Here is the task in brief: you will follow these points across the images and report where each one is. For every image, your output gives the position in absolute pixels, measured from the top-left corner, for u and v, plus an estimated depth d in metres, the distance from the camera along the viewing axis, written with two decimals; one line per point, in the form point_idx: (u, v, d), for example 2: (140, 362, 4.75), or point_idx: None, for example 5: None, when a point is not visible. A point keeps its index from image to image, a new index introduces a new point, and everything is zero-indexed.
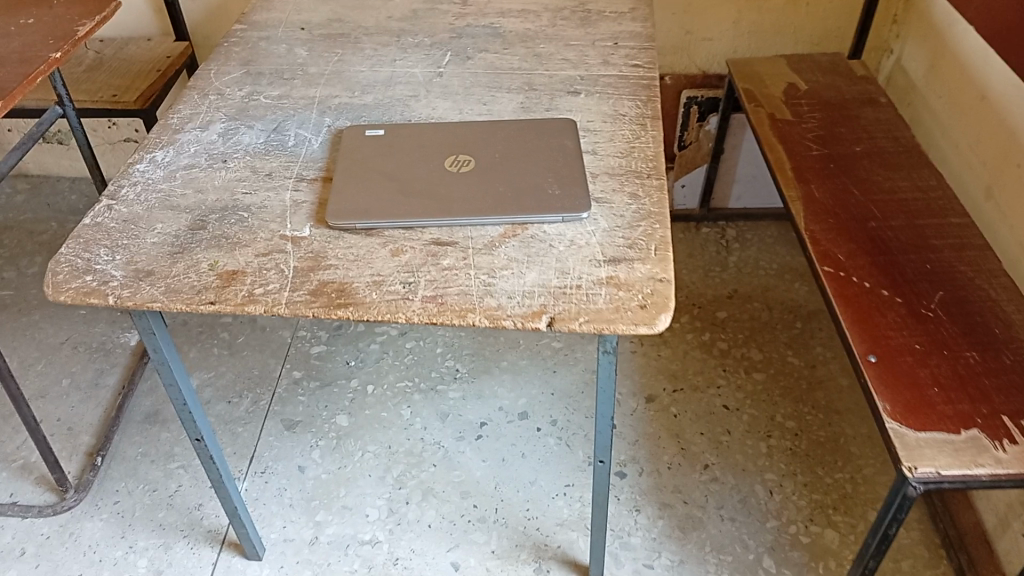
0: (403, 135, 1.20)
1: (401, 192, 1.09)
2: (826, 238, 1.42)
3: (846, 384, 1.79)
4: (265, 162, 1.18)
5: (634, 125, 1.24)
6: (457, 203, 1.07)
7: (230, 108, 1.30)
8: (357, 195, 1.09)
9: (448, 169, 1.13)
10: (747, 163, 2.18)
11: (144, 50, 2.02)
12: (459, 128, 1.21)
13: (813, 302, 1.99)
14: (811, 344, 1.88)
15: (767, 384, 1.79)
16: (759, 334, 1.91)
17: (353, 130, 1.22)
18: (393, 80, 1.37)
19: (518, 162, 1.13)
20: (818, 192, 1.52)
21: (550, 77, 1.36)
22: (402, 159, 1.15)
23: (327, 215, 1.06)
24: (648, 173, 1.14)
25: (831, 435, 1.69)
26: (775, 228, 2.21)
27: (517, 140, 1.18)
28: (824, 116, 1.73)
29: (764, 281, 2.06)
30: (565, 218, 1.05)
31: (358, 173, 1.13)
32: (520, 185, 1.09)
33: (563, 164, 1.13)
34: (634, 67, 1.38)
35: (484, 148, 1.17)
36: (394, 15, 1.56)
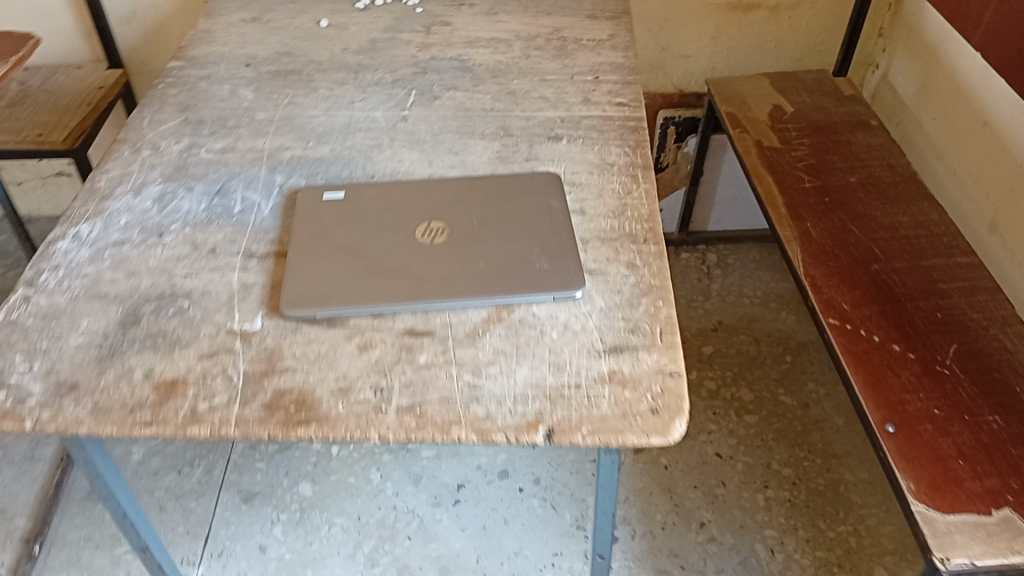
0: (366, 198, 1.05)
1: (367, 270, 0.95)
2: (829, 285, 1.33)
3: (842, 423, 1.73)
4: (208, 235, 1.03)
5: (624, 177, 1.11)
6: (432, 284, 0.93)
7: (166, 166, 1.14)
8: (316, 276, 0.95)
9: (419, 240, 0.99)
10: (726, 185, 2.09)
11: (74, 80, 1.84)
12: (430, 187, 1.08)
13: (802, 332, 1.93)
14: (804, 380, 1.82)
15: (760, 427, 1.73)
16: (749, 371, 1.84)
17: (309, 193, 1.07)
18: (352, 127, 1.22)
19: (499, 229, 1.00)
20: (815, 232, 1.42)
21: (527, 119, 1.22)
22: (366, 229, 1.01)
23: (283, 303, 0.92)
24: (644, 239, 1.01)
25: (831, 482, 1.63)
26: (757, 251, 2.15)
27: (496, 202, 1.05)
28: (813, 142, 1.63)
29: (750, 310, 1.99)
30: (556, 298, 0.92)
31: (316, 248, 0.99)
32: (503, 258, 0.96)
33: (550, 231, 1.00)
34: (619, 105, 1.25)
35: (459, 212, 1.03)
36: (350, 47, 1.41)
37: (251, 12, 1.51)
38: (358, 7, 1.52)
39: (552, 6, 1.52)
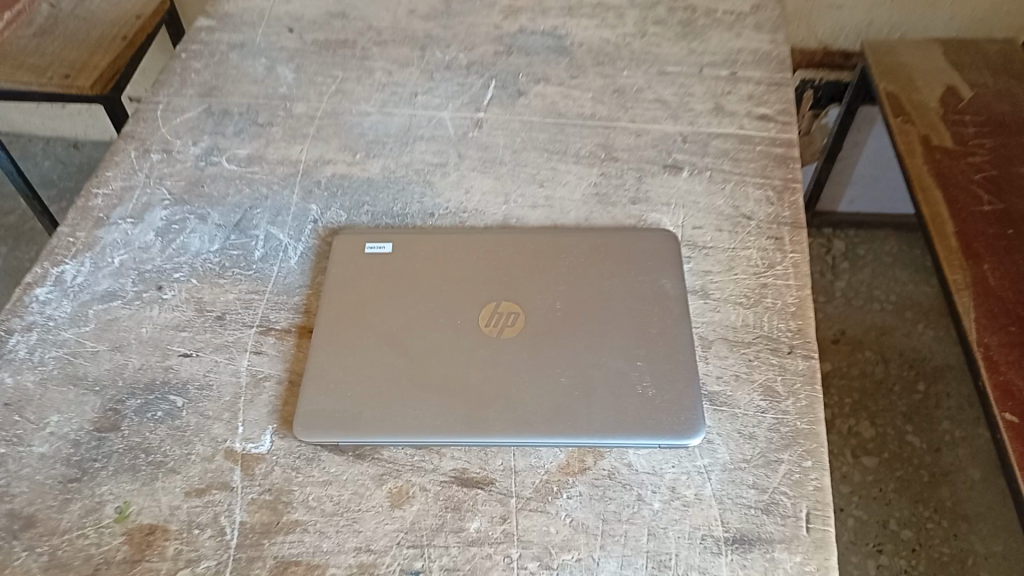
0: (419, 257, 0.80)
1: (411, 376, 0.71)
2: (1009, 361, 1.00)
3: (978, 478, 1.39)
4: (216, 292, 0.81)
5: (763, 240, 0.82)
6: (496, 406, 0.69)
7: (177, 178, 0.92)
8: (343, 378, 0.71)
9: (484, 330, 0.73)
10: (870, 163, 1.68)
11: (110, 4, 1.60)
12: (504, 243, 0.81)
13: (941, 356, 1.56)
14: (936, 418, 1.47)
15: (880, 474, 1.40)
16: (872, 400, 1.49)
17: (348, 240, 0.82)
18: (412, 132, 0.97)
19: (592, 323, 0.74)
20: (994, 280, 1.10)
21: (636, 135, 0.94)
22: (415, 306, 0.76)
23: (299, 419, 0.69)
24: (788, 347, 0.74)
25: (957, 552, 1.31)
26: (894, 243, 1.75)
27: (590, 273, 0.77)
28: (997, 145, 1.26)
29: (880, 319, 1.62)
30: (663, 443, 0.67)
31: (348, 330, 0.74)
32: (594, 372, 0.70)
33: (660, 332, 0.73)
34: (761, 118, 0.95)
35: (541, 288, 0.76)
36: (419, 9, 1.14)
37: None
38: None
39: None
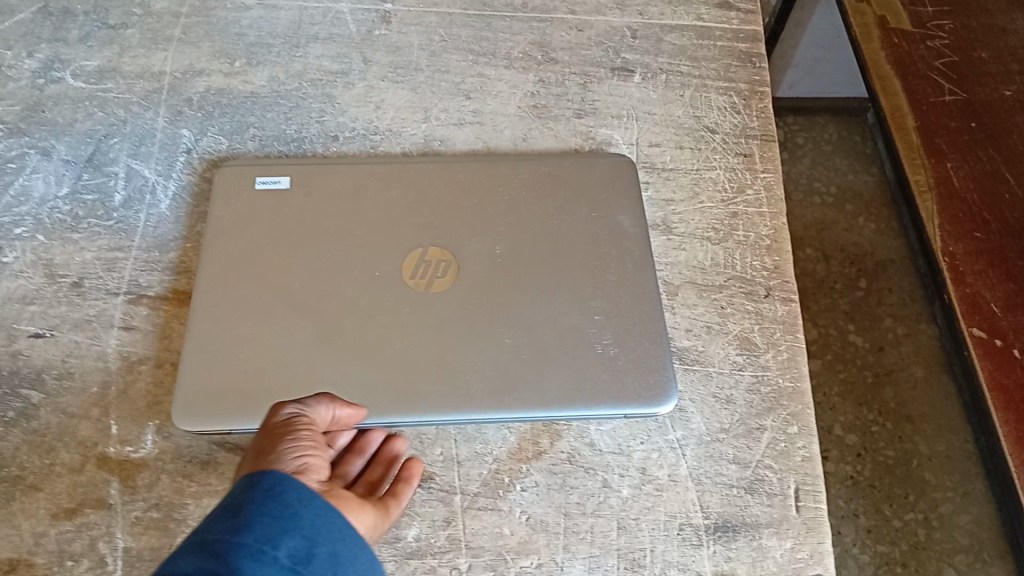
0: (324, 194, 0.64)
1: (322, 346, 0.57)
2: (976, 271, 0.88)
3: (922, 375, 1.18)
4: (71, 250, 0.65)
5: (732, 158, 0.72)
6: (429, 381, 0.56)
7: (10, 103, 0.73)
8: (234, 352, 0.57)
9: (410, 284, 0.60)
10: (814, 40, 1.38)
11: None
12: (428, 173, 0.66)
13: (883, 249, 1.30)
14: (878, 315, 1.23)
15: (821, 377, 1.17)
16: (811, 298, 1.25)
17: (230, 175, 0.65)
18: (306, 27, 0.80)
19: (540, 272, 0.61)
20: (958, 180, 0.96)
21: (577, 30, 0.80)
22: (321, 257, 0.61)
23: (180, 404, 0.56)
24: (765, 290, 0.65)
25: (901, 453, 1.11)
26: (836, 128, 1.45)
27: (534, 210, 0.64)
28: (956, 28, 1.12)
29: (818, 212, 1.34)
30: (629, 414, 0.57)
31: (239, 290, 0.59)
32: (546, 332, 0.58)
33: (619, 280, 0.61)
34: (720, 6, 0.83)
35: (477, 230, 0.63)
36: None
37: None
38: None
39: None
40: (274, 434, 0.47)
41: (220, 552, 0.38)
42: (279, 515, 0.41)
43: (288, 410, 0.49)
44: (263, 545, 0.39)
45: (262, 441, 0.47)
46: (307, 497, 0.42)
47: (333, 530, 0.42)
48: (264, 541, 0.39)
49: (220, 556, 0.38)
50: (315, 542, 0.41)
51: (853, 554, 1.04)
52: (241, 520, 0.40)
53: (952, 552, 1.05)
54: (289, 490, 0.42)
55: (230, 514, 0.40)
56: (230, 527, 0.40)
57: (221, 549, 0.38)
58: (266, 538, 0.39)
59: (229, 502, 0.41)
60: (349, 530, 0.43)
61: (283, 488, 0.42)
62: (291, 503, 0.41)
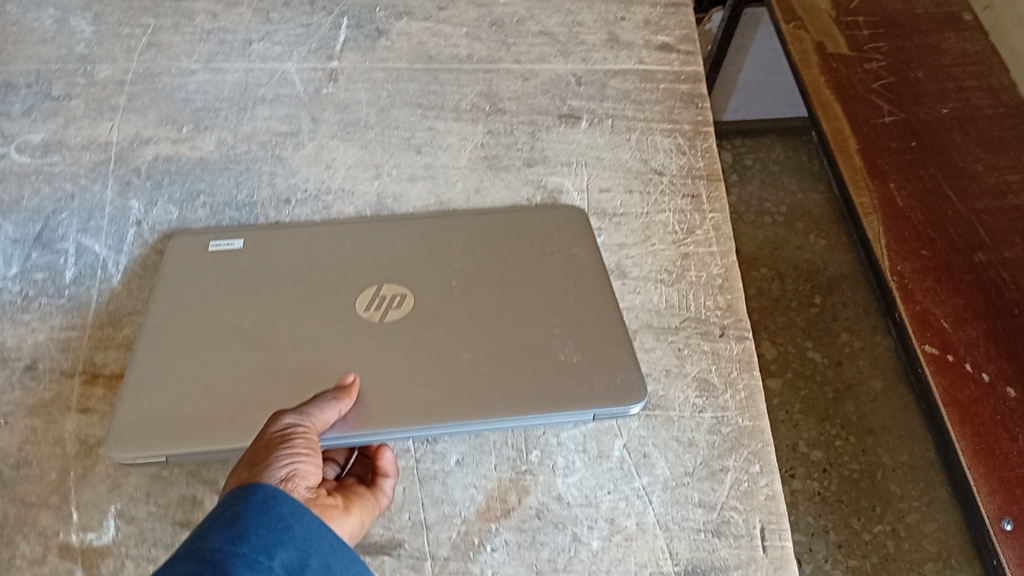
0: (279, 247, 0.65)
1: (277, 378, 0.56)
2: (925, 287, 0.90)
3: (882, 388, 1.20)
4: (22, 332, 0.64)
5: (679, 200, 0.73)
6: (390, 399, 0.55)
7: None
8: (184, 385, 0.56)
9: (367, 316, 0.60)
10: (755, 68, 1.43)
11: None
12: (383, 225, 0.67)
13: (836, 265, 1.33)
14: (836, 330, 1.26)
15: (784, 395, 1.19)
16: (770, 318, 1.27)
17: (185, 241, 0.66)
18: (253, 89, 0.80)
19: (498, 297, 0.61)
20: (902, 200, 0.98)
21: (522, 79, 0.82)
22: (276, 299, 0.61)
23: (116, 433, 0.54)
24: (720, 330, 0.66)
25: (866, 466, 1.13)
26: (782, 149, 1.50)
27: (490, 248, 0.65)
28: (892, 49, 1.16)
29: (771, 232, 1.38)
30: (599, 414, 0.57)
31: (191, 331, 0.59)
32: (505, 344, 0.58)
33: (578, 297, 0.62)
34: (661, 47, 0.85)
35: (434, 267, 0.63)
36: None
37: None
38: None
39: None
40: (266, 441, 0.48)
41: (218, 559, 0.40)
42: (273, 526, 0.43)
43: (286, 420, 0.50)
44: (259, 555, 0.41)
45: (256, 449, 0.48)
46: (299, 511, 0.45)
47: (324, 543, 0.45)
48: (259, 551, 0.42)
49: (219, 563, 0.40)
50: (306, 554, 0.44)
51: (825, 570, 1.05)
52: (237, 529, 0.42)
53: (923, 561, 1.06)
54: (281, 504, 0.44)
55: (227, 522, 0.42)
56: (226, 535, 0.42)
57: (219, 557, 0.40)
58: (262, 548, 0.42)
59: (225, 511, 0.43)
60: (338, 543, 0.46)
61: (276, 500, 0.44)
62: (284, 516, 0.44)
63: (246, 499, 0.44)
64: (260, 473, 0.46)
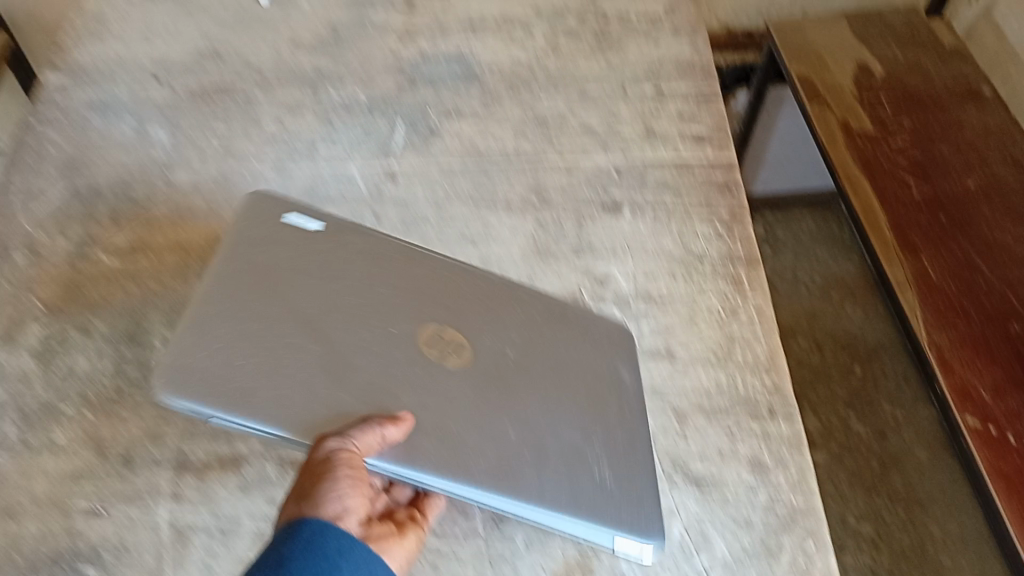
0: (350, 258, 0.69)
1: (327, 376, 0.60)
2: (963, 359, 0.92)
3: (927, 458, 1.21)
4: (116, 424, 0.69)
5: (721, 284, 0.78)
6: (438, 455, 0.58)
7: (49, 284, 0.78)
8: (236, 349, 0.60)
9: (423, 356, 0.63)
10: (782, 143, 1.49)
11: None
12: (451, 266, 0.72)
13: (873, 334, 1.36)
14: (876, 400, 1.28)
15: (829, 467, 1.20)
16: (811, 389, 1.29)
17: (270, 202, 0.72)
18: (319, 189, 0.86)
19: (549, 385, 0.65)
20: (934, 272, 1.02)
21: (568, 173, 0.87)
22: (337, 305, 0.65)
23: (165, 364, 0.58)
24: (767, 409, 0.69)
25: (916, 539, 1.13)
26: (814, 222, 1.54)
27: (549, 331, 0.69)
28: (915, 124, 1.21)
29: (807, 304, 1.41)
30: (622, 539, 0.59)
31: (252, 302, 0.63)
32: (546, 435, 0.61)
33: (619, 422, 0.65)
34: (697, 139, 0.90)
35: (496, 332, 0.67)
36: (303, 40, 1.02)
37: None
38: None
39: None
40: (315, 470, 0.52)
41: None
42: (319, 568, 0.48)
43: (331, 444, 0.54)
44: None
45: (305, 478, 0.53)
46: (343, 547, 0.50)
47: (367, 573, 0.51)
48: None
49: None
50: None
51: None
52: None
53: None
54: (327, 542, 0.50)
55: (276, 567, 0.48)
56: None
57: None
58: None
59: (275, 553, 0.49)
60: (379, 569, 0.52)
61: (321, 537, 0.50)
62: (329, 556, 0.49)
63: (293, 539, 0.49)
64: (306, 511, 0.51)
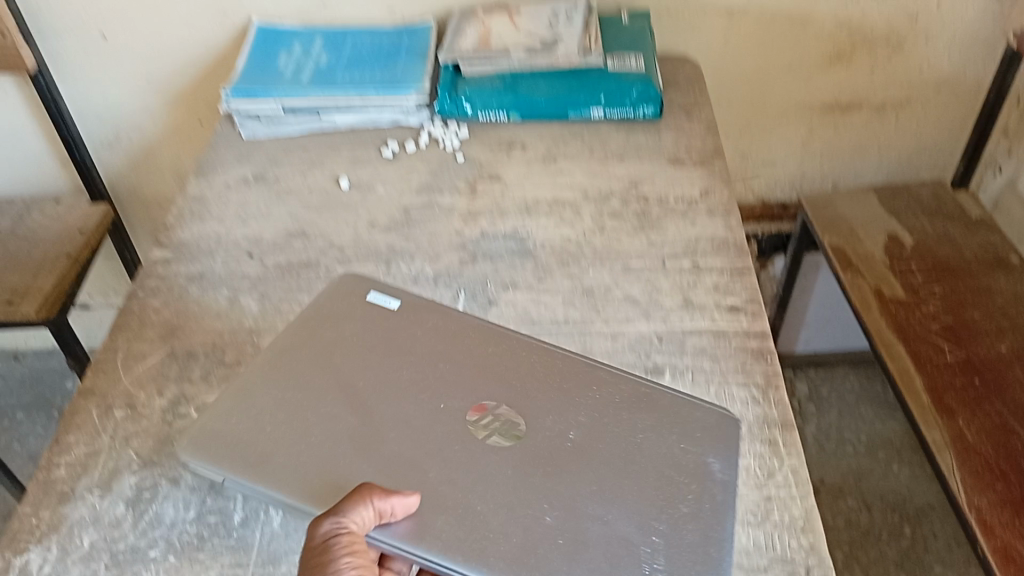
0: (417, 335, 0.85)
1: (354, 446, 0.75)
2: (1005, 523, 0.94)
3: None
4: (197, 570, 0.76)
5: (758, 445, 0.83)
6: (479, 549, 0.68)
7: (145, 437, 0.87)
8: (275, 418, 0.77)
9: (474, 431, 0.76)
10: (821, 306, 1.58)
11: (52, 219, 1.56)
12: (526, 345, 0.84)
13: (921, 495, 1.39)
14: (927, 562, 1.30)
15: None
16: (861, 550, 1.32)
17: (354, 286, 0.90)
18: None
19: (609, 477, 0.72)
20: (972, 435, 1.05)
21: (613, 340, 0.95)
22: (387, 383, 0.80)
23: (192, 432, 0.77)
24: (805, 569, 0.72)
25: None
26: (857, 379, 1.59)
27: (620, 413, 0.77)
28: (947, 290, 1.27)
29: (854, 463, 1.44)
30: None
31: (310, 375, 0.81)
32: (592, 527, 0.69)
33: (691, 513, 0.70)
34: (732, 309, 0.98)
35: (559, 415, 0.77)
36: (378, 219, 1.15)
37: (254, 167, 1.25)
38: (386, 157, 1.25)
39: (623, 145, 1.25)
40: (316, 551, 0.66)
41: None
42: None
43: (327, 525, 0.66)
44: None
45: (312, 555, 0.66)
46: None
47: None
48: None
49: None
50: None
51: None
52: None
53: None
54: None
55: None
56: None
57: None
58: None
59: None
60: None
61: None
62: None
63: None
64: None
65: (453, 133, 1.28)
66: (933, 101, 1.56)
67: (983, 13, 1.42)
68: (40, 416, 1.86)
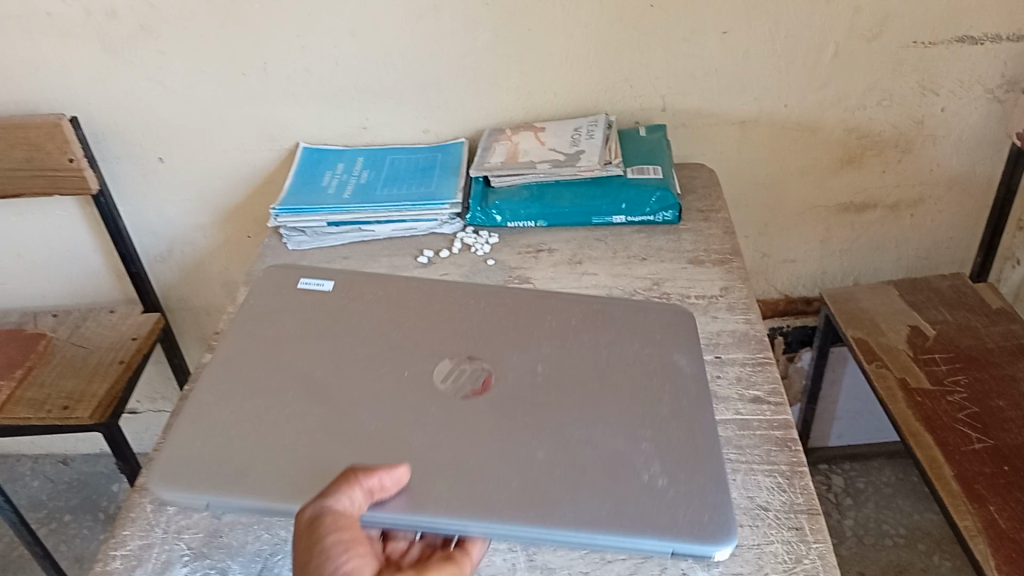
0: (370, 304, 0.95)
1: (323, 434, 0.82)
2: None
3: None
4: None
5: (786, 531, 0.85)
6: (479, 501, 0.76)
7: (195, 530, 0.92)
8: (243, 430, 0.82)
9: (442, 393, 0.85)
10: (850, 399, 1.62)
11: (108, 327, 1.66)
12: (475, 296, 0.97)
13: None
14: None
15: None
16: None
17: (291, 277, 0.99)
18: None
19: (587, 404, 0.84)
20: (1004, 521, 1.06)
21: None
22: (351, 366, 0.88)
23: (161, 468, 0.80)
24: None
25: None
26: (892, 471, 1.61)
27: (574, 336, 0.92)
28: (972, 379, 1.29)
29: (895, 556, 1.46)
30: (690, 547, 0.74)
31: (265, 377, 0.87)
32: (585, 449, 0.80)
33: (671, 413, 0.84)
34: (755, 399, 1.02)
35: (521, 356, 0.89)
36: None
37: None
38: (421, 262, 1.33)
39: (646, 247, 1.32)
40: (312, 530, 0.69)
41: None
42: None
43: (318, 505, 0.71)
44: None
45: (309, 536, 0.69)
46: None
47: None
48: None
49: None
50: None
51: None
52: None
53: None
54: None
55: None
56: None
57: None
58: None
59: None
60: None
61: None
62: None
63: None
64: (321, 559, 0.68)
65: (484, 240, 1.36)
66: (945, 197, 1.62)
67: (986, 116, 1.50)
68: (86, 517, 1.91)
